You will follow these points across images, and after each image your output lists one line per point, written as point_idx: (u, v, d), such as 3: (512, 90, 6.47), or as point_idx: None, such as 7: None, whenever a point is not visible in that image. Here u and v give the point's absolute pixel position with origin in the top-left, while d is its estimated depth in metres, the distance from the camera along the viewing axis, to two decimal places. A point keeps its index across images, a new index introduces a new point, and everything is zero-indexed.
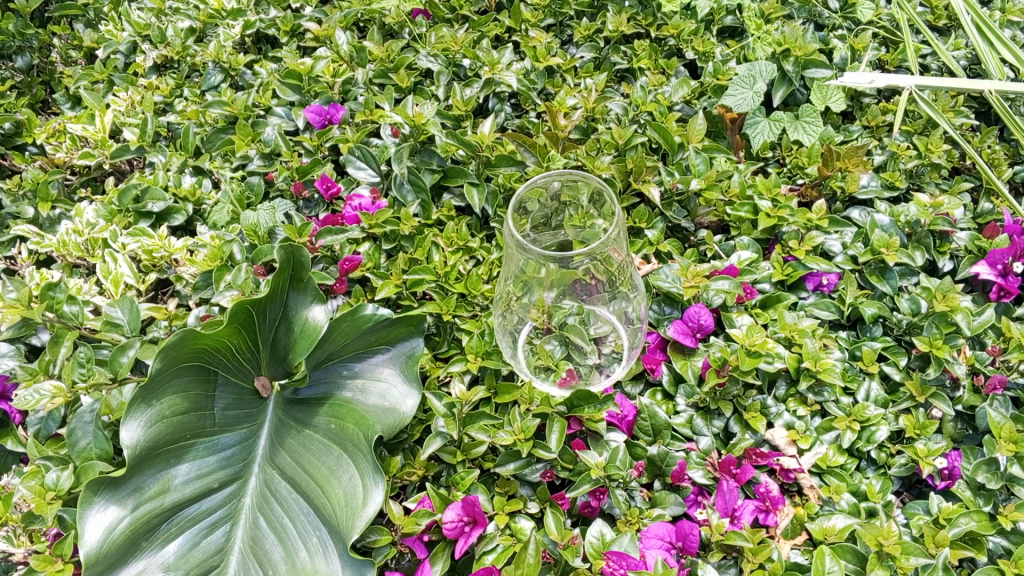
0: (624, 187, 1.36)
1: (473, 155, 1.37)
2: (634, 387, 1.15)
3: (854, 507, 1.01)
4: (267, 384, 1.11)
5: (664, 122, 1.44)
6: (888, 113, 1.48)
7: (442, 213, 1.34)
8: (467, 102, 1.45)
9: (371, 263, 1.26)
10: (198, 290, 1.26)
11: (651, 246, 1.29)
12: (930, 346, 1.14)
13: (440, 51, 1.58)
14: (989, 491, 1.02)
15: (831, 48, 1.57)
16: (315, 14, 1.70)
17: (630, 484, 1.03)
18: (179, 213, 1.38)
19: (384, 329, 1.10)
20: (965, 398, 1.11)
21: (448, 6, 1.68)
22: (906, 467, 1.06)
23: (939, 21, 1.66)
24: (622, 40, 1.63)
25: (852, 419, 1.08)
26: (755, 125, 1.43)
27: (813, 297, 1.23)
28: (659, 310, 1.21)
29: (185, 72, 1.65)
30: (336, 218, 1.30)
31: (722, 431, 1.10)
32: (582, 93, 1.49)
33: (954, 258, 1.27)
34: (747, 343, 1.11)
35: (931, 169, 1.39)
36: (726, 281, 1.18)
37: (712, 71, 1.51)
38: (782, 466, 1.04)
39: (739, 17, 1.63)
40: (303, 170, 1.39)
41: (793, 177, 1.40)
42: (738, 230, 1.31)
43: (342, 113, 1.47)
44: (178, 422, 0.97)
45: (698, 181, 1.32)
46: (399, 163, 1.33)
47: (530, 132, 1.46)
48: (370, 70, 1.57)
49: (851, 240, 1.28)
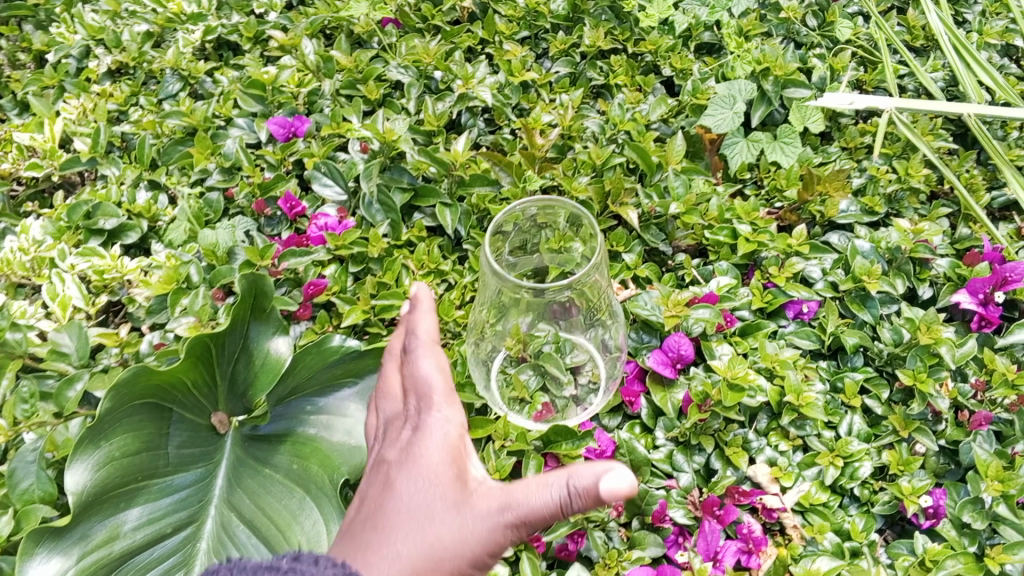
0: (601, 210, 1.30)
1: (446, 174, 1.31)
2: (612, 420, 1.11)
3: (837, 547, 0.99)
4: (225, 420, 1.06)
5: (641, 142, 1.37)
6: (867, 134, 1.43)
7: (413, 234, 1.26)
8: (440, 116, 1.38)
9: (336, 287, 1.20)
10: (152, 314, 1.20)
11: (629, 271, 1.24)
12: (914, 379, 1.10)
13: (411, 62, 1.49)
14: (973, 530, 1.00)
15: (811, 67, 1.53)
16: (281, 20, 1.60)
17: (608, 525, 1.01)
18: (132, 230, 1.30)
19: (351, 361, 1.04)
20: (948, 432, 1.08)
21: (420, 15, 1.59)
22: (890, 504, 1.02)
23: (915, 42, 1.61)
24: (598, 56, 1.56)
25: (834, 454, 1.05)
26: (733, 146, 1.37)
27: (793, 325, 1.18)
28: (638, 337, 1.17)
29: (141, 78, 1.55)
30: (301, 239, 1.24)
31: (703, 467, 1.07)
32: (559, 110, 1.42)
33: (934, 285, 1.23)
34: (729, 375, 1.08)
35: (910, 194, 1.35)
36: (707, 309, 1.14)
37: (691, 89, 1.46)
38: (765, 505, 1.01)
39: (717, 33, 1.58)
40: (265, 185, 1.31)
41: (770, 200, 1.35)
42: (716, 255, 1.26)
43: (308, 125, 1.39)
44: (129, 464, 0.91)
45: (677, 204, 1.27)
46: (367, 180, 1.27)
47: (504, 149, 1.39)
48: (338, 81, 1.48)
49: (830, 267, 1.24)
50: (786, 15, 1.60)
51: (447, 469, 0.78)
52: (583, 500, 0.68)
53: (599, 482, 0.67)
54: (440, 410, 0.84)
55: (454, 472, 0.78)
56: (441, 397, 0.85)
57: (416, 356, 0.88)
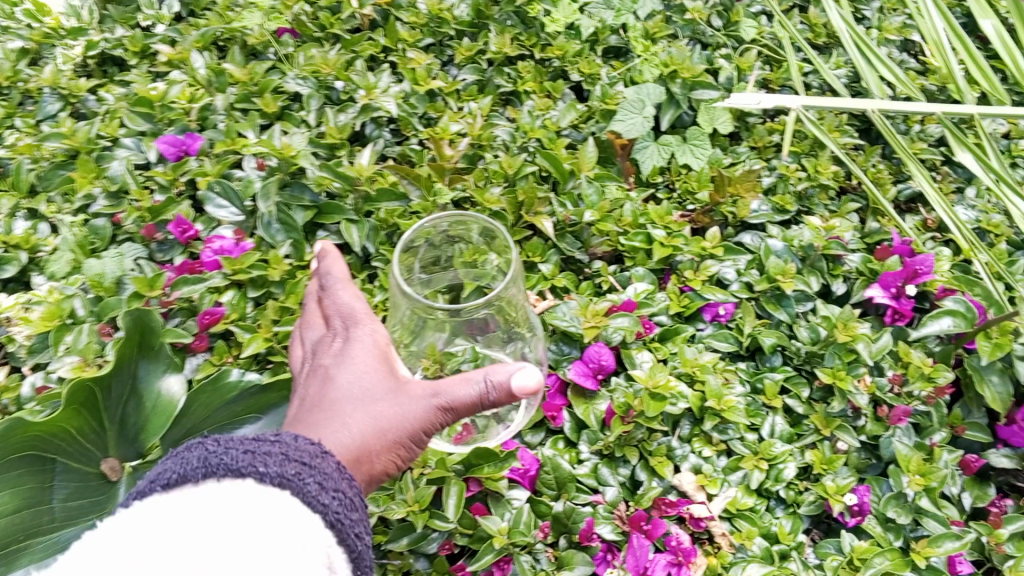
0: (515, 220, 1.26)
1: (350, 189, 1.25)
2: (535, 436, 1.05)
3: (766, 552, 0.97)
4: (117, 466, 0.96)
5: (552, 149, 1.34)
6: (774, 133, 1.44)
7: (317, 253, 1.20)
8: (342, 129, 1.33)
9: (235, 314, 1.12)
10: (33, 354, 1.09)
11: (546, 281, 1.20)
12: (833, 377, 1.09)
13: (310, 73, 1.42)
14: (898, 524, 1.00)
15: (717, 68, 1.53)
16: (169, 32, 1.51)
17: (535, 547, 0.96)
18: (8, 263, 1.18)
19: (253, 397, 0.98)
20: (868, 428, 1.08)
21: (318, 24, 1.53)
22: (816, 505, 1.01)
23: (818, 39, 1.65)
24: (506, 62, 1.52)
25: (759, 457, 1.03)
26: (644, 150, 1.37)
27: (710, 328, 1.17)
28: (558, 349, 1.12)
29: (15, 99, 1.42)
30: (194, 265, 1.15)
31: (629, 479, 1.03)
32: (467, 118, 1.38)
33: (848, 280, 1.24)
34: (650, 384, 1.04)
35: (819, 190, 1.36)
36: (625, 317, 1.11)
37: (599, 94, 1.43)
38: (692, 514, 0.98)
39: (623, 37, 1.57)
40: (153, 210, 1.22)
41: (683, 203, 1.33)
42: (632, 261, 1.23)
43: (201, 143, 1.30)
44: (7, 525, 0.84)
45: (592, 212, 1.24)
46: (264, 199, 1.18)
47: (412, 160, 1.33)
48: (231, 95, 1.39)
49: (745, 267, 1.22)
50: (691, 17, 1.60)
51: (381, 366, 0.81)
52: (501, 393, 0.77)
53: (516, 377, 0.76)
54: (365, 324, 0.85)
55: (388, 369, 0.81)
56: (365, 314, 0.87)
57: (334, 288, 0.89)
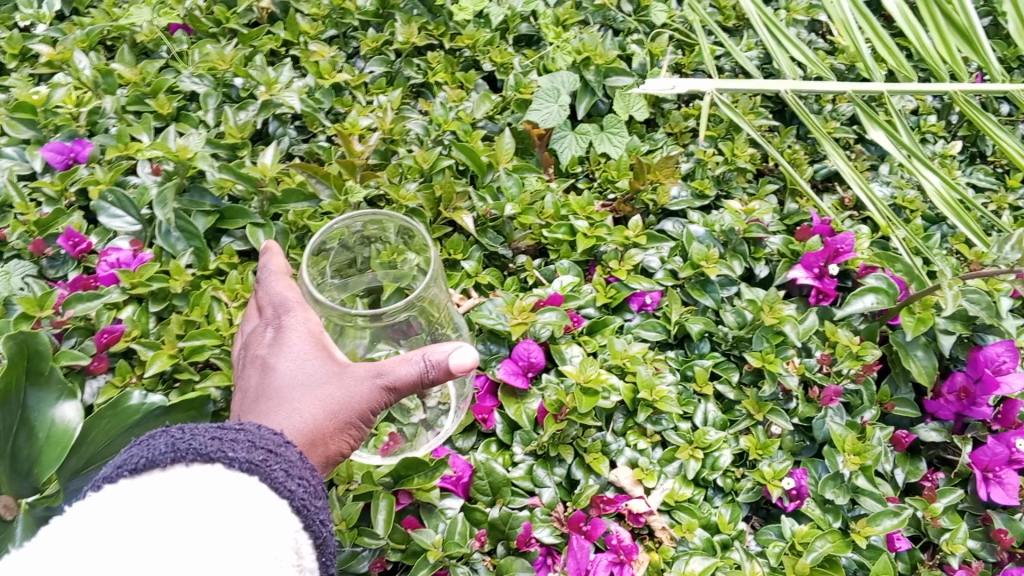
0: (434, 217, 1.21)
1: (255, 191, 1.17)
2: (466, 441, 1.01)
3: (707, 543, 0.94)
4: (10, 504, 0.86)
5: (468, 141, 1.30)
6: (690, 118, 1.44)
7: (222, 260, 1.12)
8: (243, 127, 1.24)
9: (136, 331, 1.03)
10: None
11: (470, 279, 1.15)
12: (763, 361, 1.08)
13: (205, 70, 1.34)
14: (836, 505, 0.99)
15: (630, 54, 1.52)
16: (50, 32, 1.41)
17: (471, 557, 0.91)
18: None
19: (159, 421, 0.90)
20: (800, 410, 1.07)
21: (213, 19, 1.45)
22: (753, 491, 0.99)
23: (727, 21, 1.66)
24: (414, 53, 1.48)
25: (693, 447, 1.01)
26: (562, 140, 1.34)
27: (637, 317, 1.15)
28: (485, 348, 1.08)
29: None
30: (88, 280, 1.06)
31: (565, 478, 1.00)
32: (377, 112, 1.33)
33: (770, 263, 1.24)
34: (582, 379, 1.01)
35: (737, 173, 1.37)
36: (553, 312, 1.07)
37: (513, 84, 1.40)
38: (631, 510, 0.95)
39: (534, 24, 1.55)
40: (42, 223, 1.12)
41: (604, 192, 1.31)
42: (556, 254, 1.20)
43: (90, 149, 1.21)
44: None
45: (512, 205, 1.20)
46: (162, 206, 1.10)
47: (321, 158, 1.27)
48: (122, 97, 1.31)
49: (668, 255, 1.21)
50: (600, 3, 1.59)
51: (318, 351, 0.79)
52: (441, 372, 0.72)
53: (454, 356, 0.72)
54: (299, 314, 0.82)
55: (325, 353, 0.78)
56: (302, 303, 0.84)
57: (270, 281, 0.86)
